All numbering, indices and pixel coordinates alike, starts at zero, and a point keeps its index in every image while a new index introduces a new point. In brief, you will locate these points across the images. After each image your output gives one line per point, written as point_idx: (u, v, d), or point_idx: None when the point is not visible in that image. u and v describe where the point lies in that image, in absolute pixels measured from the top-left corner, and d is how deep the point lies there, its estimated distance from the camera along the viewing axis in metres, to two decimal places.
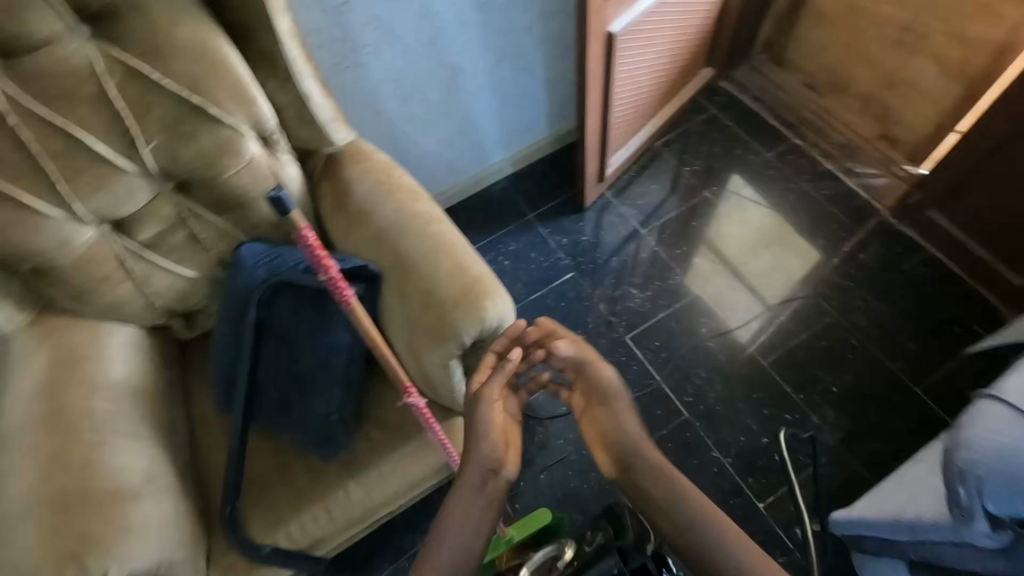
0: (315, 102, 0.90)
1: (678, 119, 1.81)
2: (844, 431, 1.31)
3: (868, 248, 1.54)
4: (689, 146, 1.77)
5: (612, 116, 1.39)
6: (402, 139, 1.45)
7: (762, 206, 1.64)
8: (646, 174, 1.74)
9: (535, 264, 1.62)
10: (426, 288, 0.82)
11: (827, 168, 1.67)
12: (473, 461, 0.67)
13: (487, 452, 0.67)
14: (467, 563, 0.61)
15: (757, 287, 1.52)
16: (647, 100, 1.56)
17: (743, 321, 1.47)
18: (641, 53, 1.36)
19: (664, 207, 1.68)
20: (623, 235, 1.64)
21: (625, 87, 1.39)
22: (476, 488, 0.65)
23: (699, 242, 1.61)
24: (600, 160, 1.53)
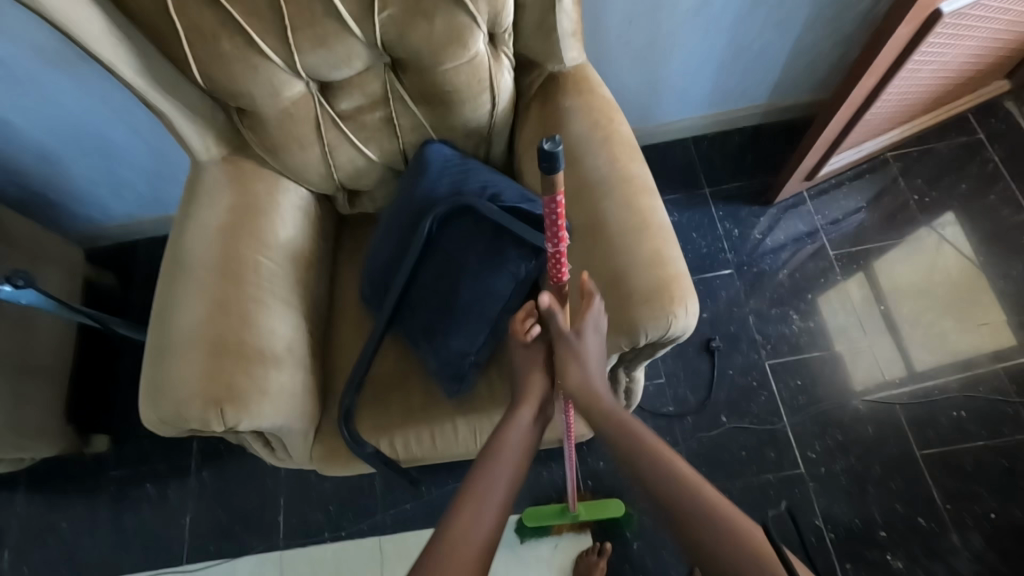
0: (566, 11, 0.77)
1: (929, 134, 1.47)
2: (984, 565, 1.12)
3: None
4: (930, 170, 1.44)
5: (868, 113, 1.13)
6: (610, 65, 1.28)
7: (962, 254, 1.36)
8: (862, 187, 1.45)
9: (693, 247, 1.44)
10: (616, 266, 0.73)
11: None
12: (523, 405, 0.72)
13: (536, 392, 0.72)
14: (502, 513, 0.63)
15: (908, 343, 1.30)
16: (914, 104, 1.25)
17: (872, 372, 1.28)
18: (948, 45, 1.06)
19: (867, 233, 1.41)
20: (804, 248, 1.41)
21: (905, 80, 1.10)
22: (507, 466, 0.66)
23: (895, 290, 1.35)
24: (822, 156, 1.28)
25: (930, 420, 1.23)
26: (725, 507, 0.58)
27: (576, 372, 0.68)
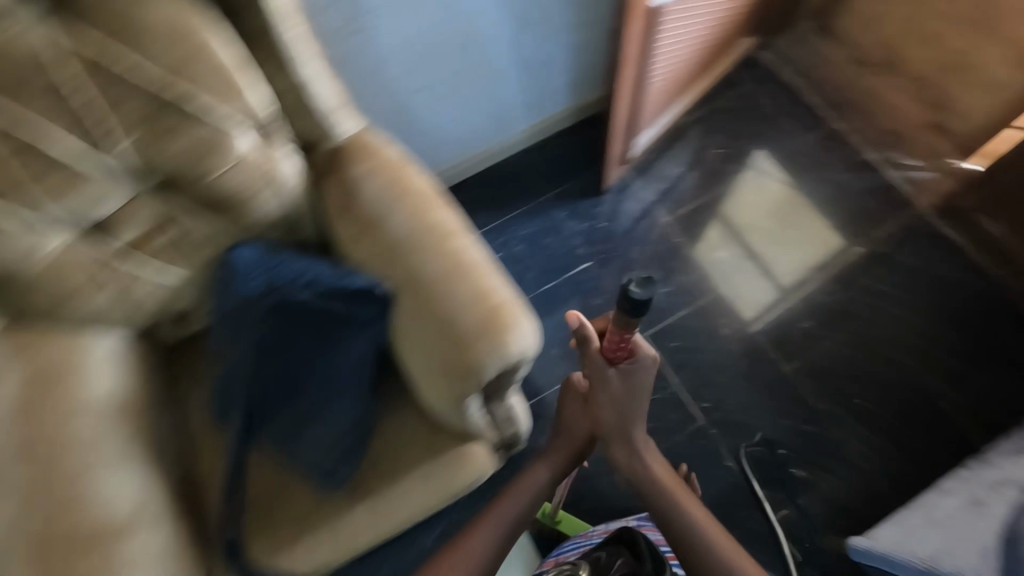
0: (319, 87, 0.79)
1: (710, 93, 1.66)
2: (865, 445, 1.27)
3: (907, 248, 1.44)
4: (721, 124, 1.63)
5: (644, 95, 1.25)
6: (412, 113, 1.31)
7: (782, 182, 1.55)
8: (673, 155, 1.60)
9: (549, 252, 1.52)
10: (444, 315, 0.74)
11: (868, 158, 1.55)
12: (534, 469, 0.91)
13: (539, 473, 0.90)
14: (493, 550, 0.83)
15: (771, 267, 1.45)
16: (683, 75, 1.41)
17: (752, 301, 1.41)
18: (684, 24, 1.19)
19: (690, 194, 1.56)
20: (644, 222, 1.53)
21: (664, 62, 1.23)
22: (512, 507, 0.87)
23: (726, 236, 1.50)
24: (626, 140, 1.39)
25: (788, 337, 1.37)
26: (694, 516, 0.83)
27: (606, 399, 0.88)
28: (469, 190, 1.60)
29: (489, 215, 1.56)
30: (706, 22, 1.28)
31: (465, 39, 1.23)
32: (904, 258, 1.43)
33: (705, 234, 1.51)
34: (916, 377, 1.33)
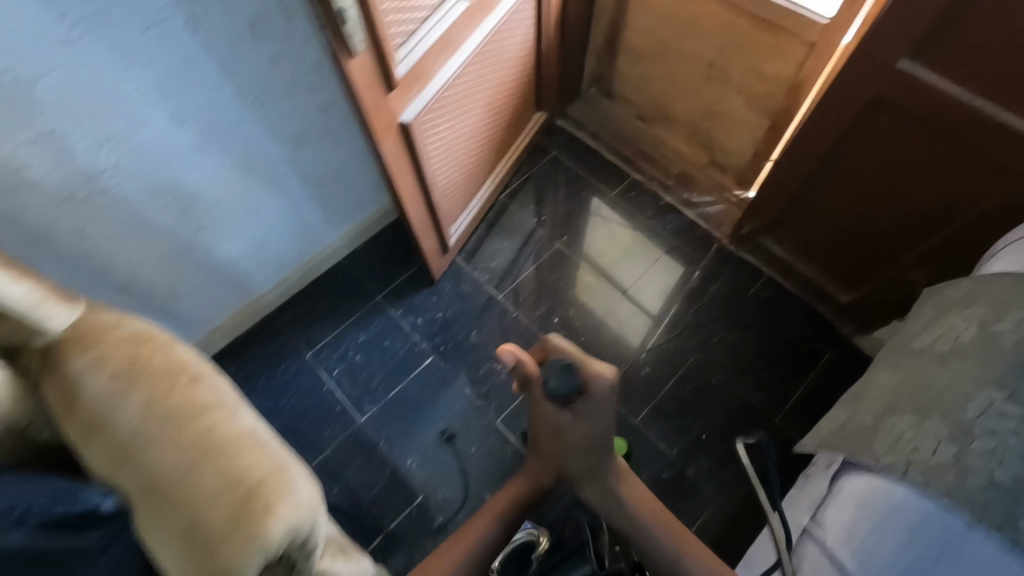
0: (5, 288, 0.69)
1: (520, 166, 1.75)
2: (720, 477, 1.32)
3: (717, 278, 1.55)
4: (536, 193, 1.72)
5: (433, 193, 1.27)
6: (198, 251, 1.23)
7: (623, 225, 1.66)
8: (497, 231, 1.65)
9: (390, 353, 1.47)
10: (190, 513, 0.66)
11: (668, 202, 1.69)
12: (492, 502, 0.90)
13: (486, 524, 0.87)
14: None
15: (638, 296, 1.55)
16: (477, 159, 1.47)
17: (632, 329, 1.50)
18: (450, 122, 1.23)
19: (518, 265, 1.60)
20: (479, 302, 1.54)
21: (443, 157, 1.27)
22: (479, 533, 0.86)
23: (559, 300, 1.55)
24: (436, 232, 1.40)
25: (632, 386, 1.42)
26: (679, 531, 0.84)
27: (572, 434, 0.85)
28: (299, 305, 1.54)
29: (324, 329, 1.51)
30: (478, 113, 1.35)
31: (235, 171, 1.17)
32: (716, 288, 1.53)
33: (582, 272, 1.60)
34: (751, 400, 1.39)
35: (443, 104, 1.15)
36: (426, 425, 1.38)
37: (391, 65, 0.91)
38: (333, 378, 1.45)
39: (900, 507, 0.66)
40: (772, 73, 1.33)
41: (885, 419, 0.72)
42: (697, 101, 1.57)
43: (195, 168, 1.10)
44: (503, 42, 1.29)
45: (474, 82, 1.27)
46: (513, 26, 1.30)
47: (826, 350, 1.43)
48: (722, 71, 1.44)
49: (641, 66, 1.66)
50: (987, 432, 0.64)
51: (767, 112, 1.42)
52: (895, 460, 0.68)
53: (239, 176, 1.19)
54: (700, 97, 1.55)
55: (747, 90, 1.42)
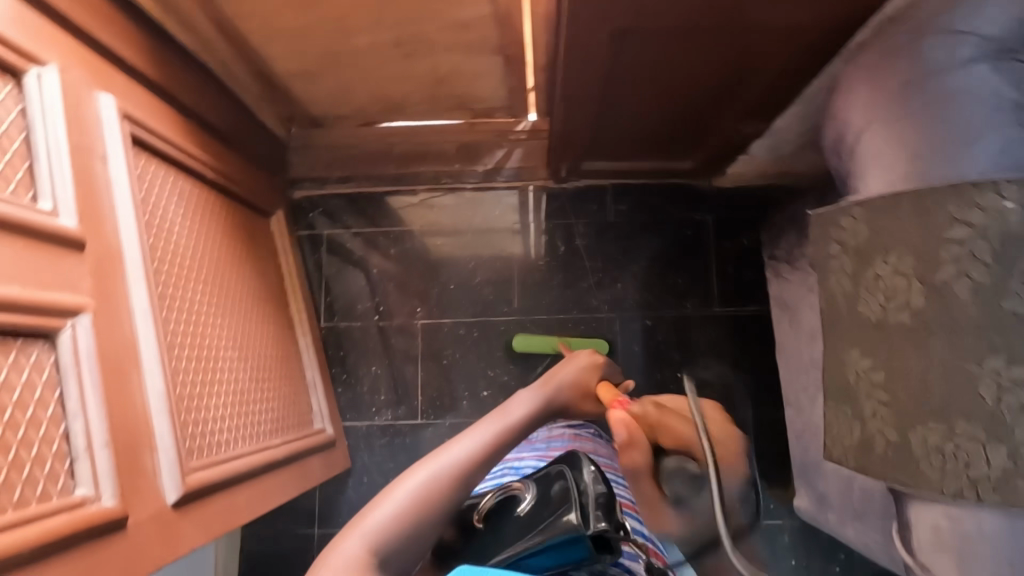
0: None
1: (312, 276, 1.41)
2: (722, 399, 1.28)
3: (574, 227, 1.39)
4: (350, 289, 1.41)
5: (273, 455, 0.95)
6: None
7: (445, 192, 1.44)
8: (353, 361, 1.37)
9: None
10: None
11: (473, 187, 1.44)
12: (548, 377, 0.83)
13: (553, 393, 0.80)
14: (431, 496, 0.62)
15: (498, 226, 1.41)
16: (269, 345, 1.12)
17: (516, 231, 1.40)
18: (214, 388, 0.88)
19: (407, 376, 1.35)
20: (410, 444, 1.31)
21: (243, 414, 0.94)
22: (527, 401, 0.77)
23: (470, 372, 1.34)
24: (313, 448, 1.11)
25: None
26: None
27: (676, 442, 0.77)
28: None
29: None
30: (225, 326, 0.97)
31: None
32: (582, 240, 1.38)
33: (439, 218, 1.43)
34: (698, 360, 1.31)
35: (189, 398, 0.80)
36: None
37: (90, 514, 0.57)
38: None
39: (987, 542, 0.53)
40: (470, 19, 1.02)
41: (911, 428, 0.58)
42: (413, 79, 1.23)
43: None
44: (174, 243, 0.89)
45: (193, 318, 0.88)
46: (157, 207, 0.87)
47: (706, 213, 1.36)
48: (416, 45, 1.10)
49: (325, 86, 1.25)
50: (1013, 416, 0.52)
51: (494, 52, 1.14)
52: (957, 488, 0.54)
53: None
54: (415, 74, 1.21)
55: (457, 44, 1.10)
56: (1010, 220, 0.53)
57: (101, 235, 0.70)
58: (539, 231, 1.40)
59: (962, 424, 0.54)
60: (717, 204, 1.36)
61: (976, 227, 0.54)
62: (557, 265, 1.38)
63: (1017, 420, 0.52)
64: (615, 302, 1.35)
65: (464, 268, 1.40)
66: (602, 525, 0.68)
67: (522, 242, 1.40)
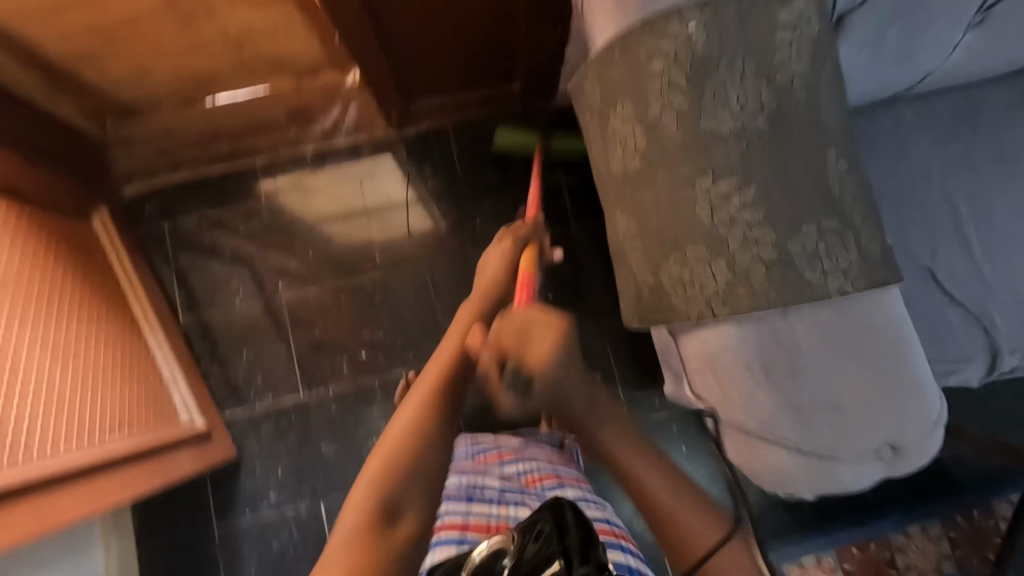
0: None
1: (161, 273, 1.33)
2: (595, 311, 1.31)
3: (424, 171, 1.36)
4: (205, 278, 1.34)
5: (116, 452, 0.91)
6: None
7: (312, 170, 1.38)
8: (222, 351, 1.31)
9: (290, 546, 1.23)
10: None
11: (315, 151, 1.38)
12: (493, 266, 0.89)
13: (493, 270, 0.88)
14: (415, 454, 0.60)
15: (377, 197, 1.36)
16: (106, 347, 1.05)
17: (394, 197, 1.36)
18: (19, 393, 0.82)
19: (281, 353, 1.31)
20: (298, 422, 1.28)
21: (70, 417, 0.89)
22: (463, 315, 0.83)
23: (346, 335, 1.31)
24: (179, 441, 1.07)
25: None
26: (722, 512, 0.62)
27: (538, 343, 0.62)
28: None
29: None
30: (33, 330, 0.90)
31: None
32: (435, 183, 1.36)
33: (300, 197, 1.37)
34: (569, 279, 1.32)
35: None
36: None
37: None
38: None
39: (729, 353, 0.55)
40: None
41: (660, 267, 0.59)
42: (210, 46, 1.15)
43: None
44: None
45: None
46: None
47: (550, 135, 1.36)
48: (194, 5, 1.03)
49: (116, 68, 1.16)
50: (726, 229, 0.54)
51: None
52: (699, 310, 0.56)
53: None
54: (209, 39, 1.13)
55: None
56: (696, 41, 0.54)
57: None
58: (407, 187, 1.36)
59: (690, 248, 0.56)
60: (558, 123, 1.37)
61: (670, 56, 0.55)
62: (414, 214, 1.35)
63: (730, 232, 0.54)
64: (479, 238, 1.34)
65: (320, 234, 1.36)
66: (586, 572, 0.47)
67: (403, 207, 1.36)
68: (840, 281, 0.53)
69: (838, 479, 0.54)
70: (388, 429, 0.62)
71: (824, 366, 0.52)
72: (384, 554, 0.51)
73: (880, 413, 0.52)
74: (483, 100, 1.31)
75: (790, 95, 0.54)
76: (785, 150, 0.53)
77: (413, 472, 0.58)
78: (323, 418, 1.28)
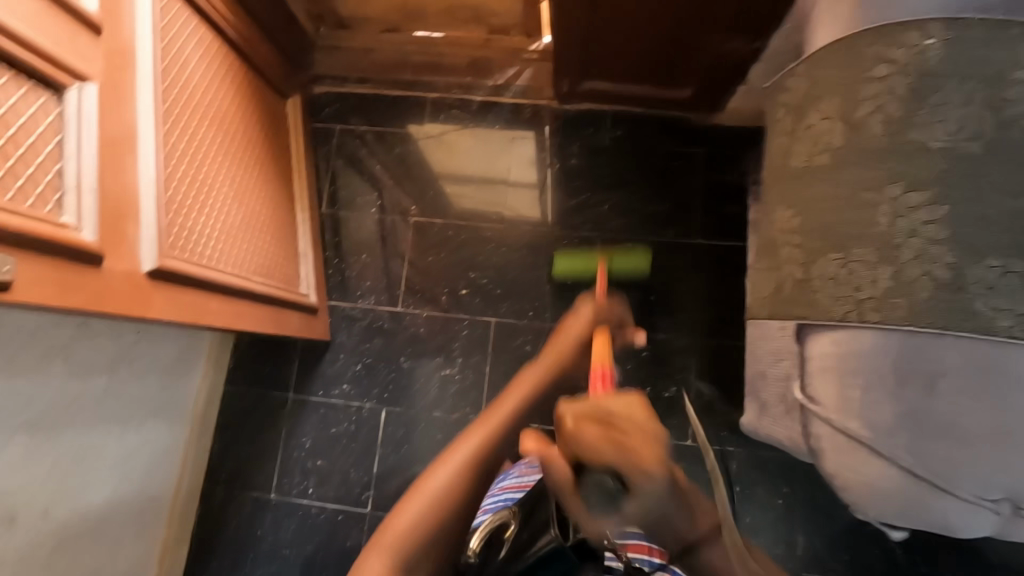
0: None
1: (320, 165, 1.50)
2: (690, 326, 1.31)
3: (571, 147, 1.43)
4: (351, 181, 1.49)
5: (253, 288, 1.05)
6: (67, 533, 1.01)
7: (461, 129, 1.48)
8: (346, 247, 1.44)
9: (344, 435, 1.34)
10: None
11: (480, 102, 1.49)
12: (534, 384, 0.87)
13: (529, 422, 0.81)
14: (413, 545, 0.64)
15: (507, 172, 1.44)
16: (268, 205, 1.21)
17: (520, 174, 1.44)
18: (205, 210, 0.97)
19: (393, 266, 1.42)
20: (387, 331, 1.38)
21: (230, 245, 1.03)
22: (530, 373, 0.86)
23: (453, 269, 1.40)
24: (294, 304, 1.21)
25: (568, 301, 1.35)
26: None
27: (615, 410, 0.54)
28: (224, 461, 1.36)
29: (265, 464, 1.35)
30: (227, 167, 1.06)
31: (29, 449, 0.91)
32: (577, 160, 1.42)
33: (443, 150, 1.48)
34: (673, 287, 1.33)
35: (181, 205, 0.89)
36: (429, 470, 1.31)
37: (76, 239, 0.66)
38: (313, 496, 1.32)
39: (865, 356, 0.55)
40: None
41: (816, 262, 0.60)
42: None
43: (101, 387, 1.04)
44: (189, 76, 0.97)
45: (198, 145, 0.97)
46: (177, 42, 0.95)
47: (701, 148, 1.38)
48: None
49: None
50: (903, 238, 0.54)
51: None
52: (845, 310, 0.57)
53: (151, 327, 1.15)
54: None
55: None
56: (930, 57, 0.56)
57: (117, 31, 0.79)
58: (544, 162, 1.44)
59: (856, 248, 0.57)
60: (713, 139, 1.38)
61: (897, 65, 0.57)
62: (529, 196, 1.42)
63: (905, 242, 0.54)
64: (601, 223, 1.38)
65: (460, 175, 1.46)
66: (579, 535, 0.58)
67: (523, 188, 1.43)
68: (1011, 322, 0.51)
69: (940, 513, 0.54)
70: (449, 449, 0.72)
71: (965, 397, 0.51)
72: (418, 537, 0.65)
73: (1009, 462, 0.51)
74: (650, 97, 1.36)
75: (1014, 131, 0.54)
76: (990, 181, 0.53)
77: (456, 499, 0.68)
78: (409, 336, 1.38)
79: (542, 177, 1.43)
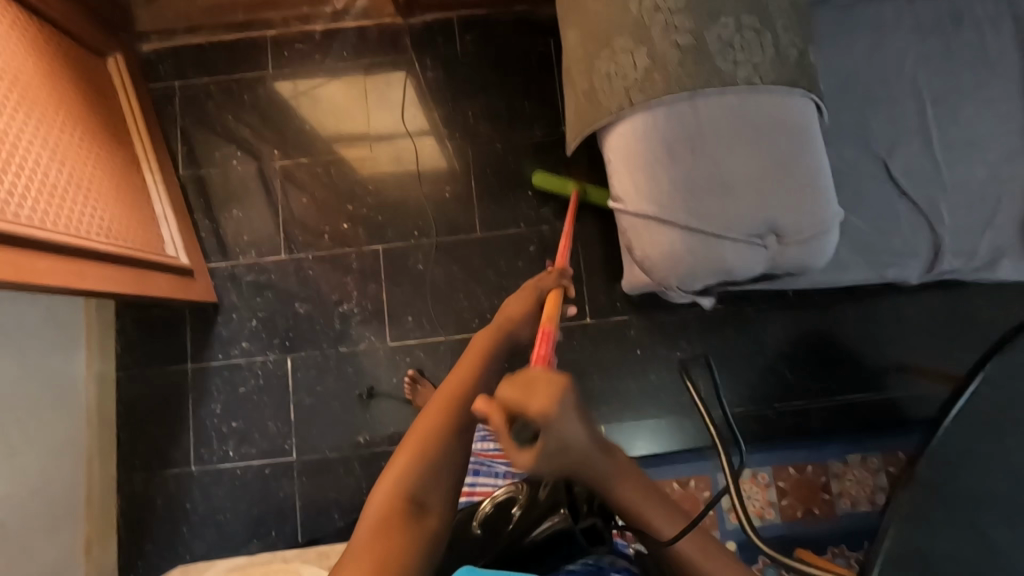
0: None
1: (169, 127, 1.41)
2: (570, 212, 1.35)
3: (425, 62, 1.41)
4: (207, 138, 1.41)
5: (97, 248, 0.99)
6: None
7: (312, 71, 1.42)
8: (217, 204, 1.38)
9: (256, 392, 1.32)
10: None
11: (324, 31, 1.43)
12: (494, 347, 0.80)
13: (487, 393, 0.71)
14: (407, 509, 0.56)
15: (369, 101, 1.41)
16: (104, 167, 1.13)
17: (381, 100, 1.41)
18: (14, 168, 0.89)
19: (268, 214, 1.38)
20: (277, 280, 1.35)
21: (59, 207, 0.97)
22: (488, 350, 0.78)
23: (331, 205, 1.37)
24: (160, 265, 1.15)
25: (451, 211, 1.36)
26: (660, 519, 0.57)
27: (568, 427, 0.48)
28: (134, 446, 1.31)
29: (180, 438, 1.31)
30: (37, 124, 0.98)
31: None
32: (433, 73, 1.40)
33: (296, 89, 1.42)
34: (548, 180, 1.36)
35: None
36: (348, 405, 1.32)
37: None
38: (236, 458, 1.30)
39: (649, 138, 0.67)
40: None
41: (594, 65, 0.70)
42: None
43: None
44: None
45: None
46: None
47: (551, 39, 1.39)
48: None
49: None
50: (652, 19, 0.67)
51: None
52: (620, 96, 0.68)
53: (6, 318, 1.07)
54: None
55: None
56: None
57: None
58: (402, 82, 1.41)
59: (620, 40, 0.68)
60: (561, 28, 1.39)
61: None
62: (421, 140, 1.39)
63: (653, 20, 0.67)
64: (469, 130, 1.38)
65: (318, 109, 1.41)
66: (591, 518, 0.53)
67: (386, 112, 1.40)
68: (747, 71, 0.67)
69: (725, 259, 0.68)
70: (418, 429, 0.63)
71: (722, 150, 0.66)
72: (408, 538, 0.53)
73: (760, 195, 0.66)
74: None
75: None
76: None
77: (438, 470, 0.60)
78: (300, 281, 1.35)
79: (403, 96, 1.40)
